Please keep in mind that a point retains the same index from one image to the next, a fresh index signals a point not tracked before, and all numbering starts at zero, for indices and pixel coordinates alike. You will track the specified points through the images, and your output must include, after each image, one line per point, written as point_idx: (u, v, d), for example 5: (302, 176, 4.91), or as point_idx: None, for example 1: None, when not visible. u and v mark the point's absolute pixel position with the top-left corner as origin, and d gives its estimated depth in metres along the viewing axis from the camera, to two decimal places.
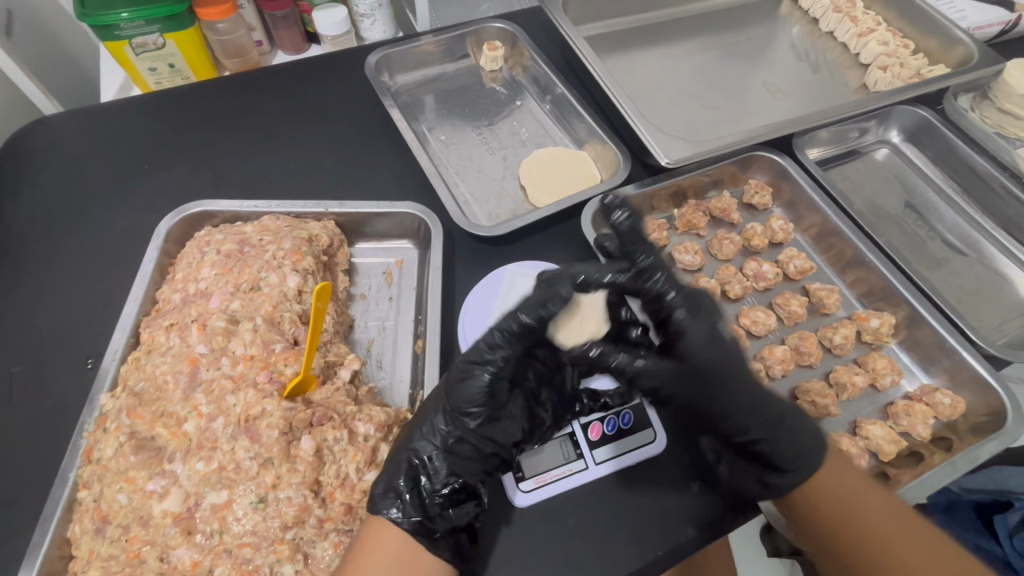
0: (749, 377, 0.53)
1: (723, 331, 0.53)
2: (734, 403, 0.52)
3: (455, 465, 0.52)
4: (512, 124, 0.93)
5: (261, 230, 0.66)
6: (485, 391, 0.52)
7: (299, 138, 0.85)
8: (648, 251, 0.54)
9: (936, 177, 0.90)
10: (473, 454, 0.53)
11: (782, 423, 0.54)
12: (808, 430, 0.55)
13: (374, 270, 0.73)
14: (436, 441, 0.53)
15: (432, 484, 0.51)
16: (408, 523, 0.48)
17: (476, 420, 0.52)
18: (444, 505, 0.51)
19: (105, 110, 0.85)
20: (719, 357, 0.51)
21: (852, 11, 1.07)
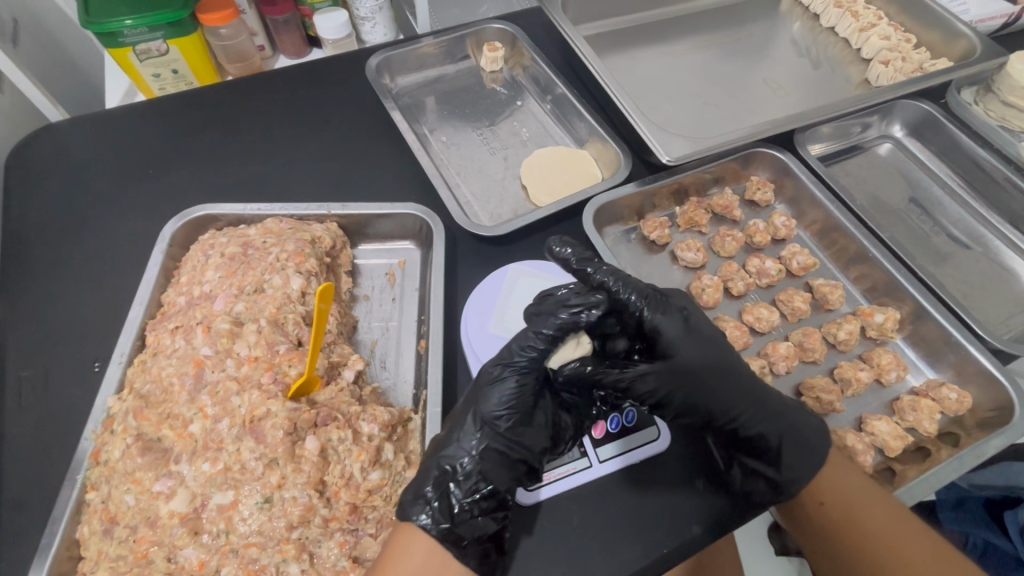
0: (738, 369, 0.54)
1: (701, 323, 0.54)
2: (726, 392, 0.53)
3: (487, 471, 0.51)
4: (512, 125, 0.93)
5: (264, 233, 0.66)
6: (512, 396, 0.51)
7: (300, 141, 0.85)
8: (604, 266, 0.56)
9: (940, 172, 0.89)
10: (504, 460, 0.51)
11: (776, 413, 0.54)
12: (807, 421, 0.56)
13: (377, 271, 0.73)
14: (468, 447, 0.51)
15: (462, 492, 0.50)
16: (436, 529, 0.48)
17: (506, 424, 0.51)
18: (472, 512, 0.50)
19: (110, 117, 0.86)
20: (700, 349, 0.52)
21: (852, 6, 1.06)
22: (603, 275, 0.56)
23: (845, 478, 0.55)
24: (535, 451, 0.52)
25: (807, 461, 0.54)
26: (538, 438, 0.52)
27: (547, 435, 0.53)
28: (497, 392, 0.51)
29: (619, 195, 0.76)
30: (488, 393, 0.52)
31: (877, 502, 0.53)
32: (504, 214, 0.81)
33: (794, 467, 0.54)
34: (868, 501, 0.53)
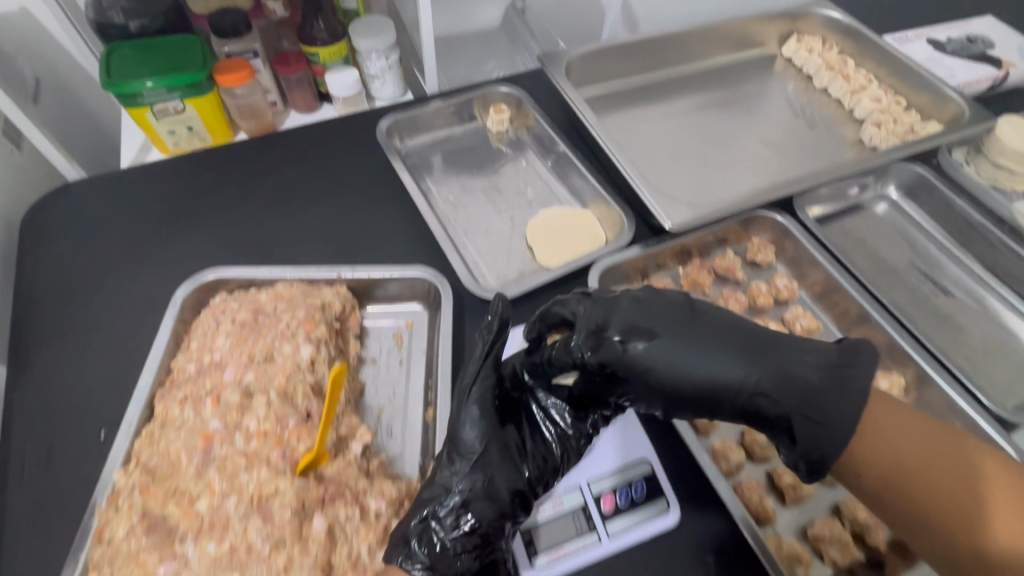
0: (707, 329, 0.52)
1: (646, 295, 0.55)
2: (699, 360, 0.50)
3: (465, 503, 0.53)
4: (518, 185, 0.95)
5: (275, 298, 0.67)
6: (478, 428, 0.56)
7: (311, 201, 0.87)
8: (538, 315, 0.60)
9: (935, 232, 0.91)
10: (483, 492, 0.53)
11: (796, 386, 0.49)
12: (830, 389, 0.49)
13: (384, 333, 0.73)
14: (447, 483, 0.54)
15: (443, 528, 0.51)
16: (417, 569, 0.49)
17: (478, 454, 0.55)
18: (454, 548, 0.51)
19: (126, 178, 0.88)
20: (654, 316, 0.53)
21: (843, 69, 1.11)
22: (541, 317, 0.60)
23: (893, 427, 0.47)
24: (513, 480, 0.55)
25: (834, 426, 0.48)
26: (512, 472, 0.55)
27: (524, 468, 0.56)
28: (465, 427, 0.57)
29: (623, 258, 0.77)
30: (462, 418, 0.57)
31: (924, 448, 0.46)
32: (509, 274, 0.82)
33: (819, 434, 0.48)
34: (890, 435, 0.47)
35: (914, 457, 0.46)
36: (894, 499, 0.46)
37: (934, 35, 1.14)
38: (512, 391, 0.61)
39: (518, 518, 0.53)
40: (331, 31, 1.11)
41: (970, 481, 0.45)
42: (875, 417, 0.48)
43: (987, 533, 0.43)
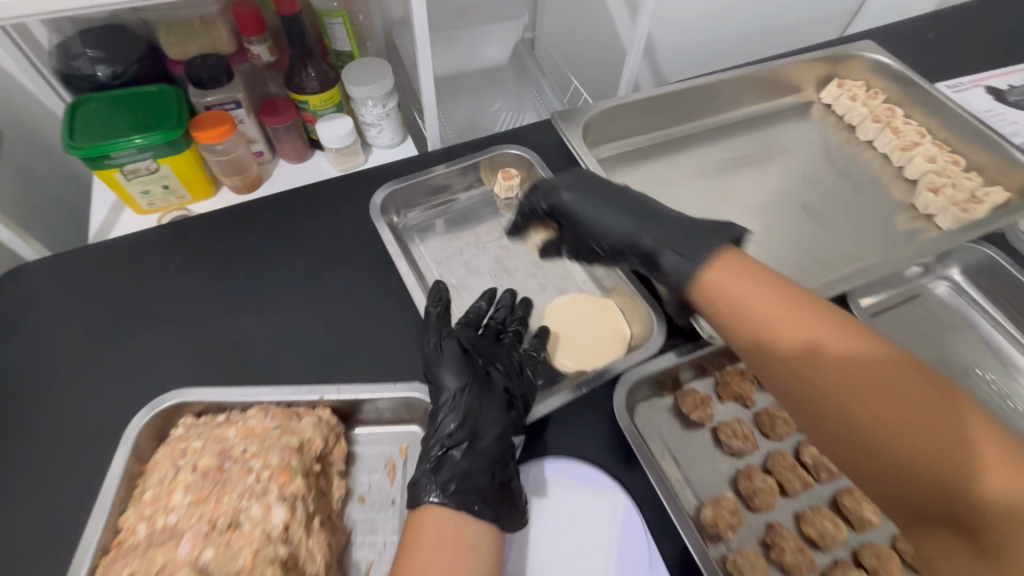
0: (614, 204, 0.69)
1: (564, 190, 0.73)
2: (633, 225, 0.67)
3: (470, 424, 0.59)
4: (530, 265, 0.85)
5: (245, 434, 0.57)
6: (455, 370, 0.62)
7: (296, 289, 0.77)
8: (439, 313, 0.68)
9: (1005, 322, 0.80)
10: (474, 423, 0.59)
11: (673, 231, 0.64)
12: (722, 238, 0.60)
13: (374, 462, 0.63)
14: (439, 418, 0.60)
15: (458, 454, 0.58)
16: (450, 501, 0.54)
17: (459, 389, 0.61)
18: (470, 474, 0.56)
19: (91, 261, 0.79)
20: (580, 203, 0.71)
21: (892, 121, 0.99)
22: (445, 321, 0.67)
23: (760, 311, 0.52)
24: (498, 415, 0.60)
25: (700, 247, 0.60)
26: (495, 410, 0.61)
27: (502, 401, 0.62)
28: (440, 377, 0.62)
29: (653, 368, 0.67)
30: (439, 361, 0.63)
31: (838, 340, 0.48)
32: None
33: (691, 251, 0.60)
34: (834, 356, 0.48)
35: (817, 359, 0.48)
36: (840, 427, 0.46)
37: (994, 82, 1.02)
38: (467, 343, 0.67)
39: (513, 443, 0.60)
40: (322, 77, 1.00)
41: (904, 390, 0.44)
42: (739, 303, 0.53)
43: (937, 440, 0.42)
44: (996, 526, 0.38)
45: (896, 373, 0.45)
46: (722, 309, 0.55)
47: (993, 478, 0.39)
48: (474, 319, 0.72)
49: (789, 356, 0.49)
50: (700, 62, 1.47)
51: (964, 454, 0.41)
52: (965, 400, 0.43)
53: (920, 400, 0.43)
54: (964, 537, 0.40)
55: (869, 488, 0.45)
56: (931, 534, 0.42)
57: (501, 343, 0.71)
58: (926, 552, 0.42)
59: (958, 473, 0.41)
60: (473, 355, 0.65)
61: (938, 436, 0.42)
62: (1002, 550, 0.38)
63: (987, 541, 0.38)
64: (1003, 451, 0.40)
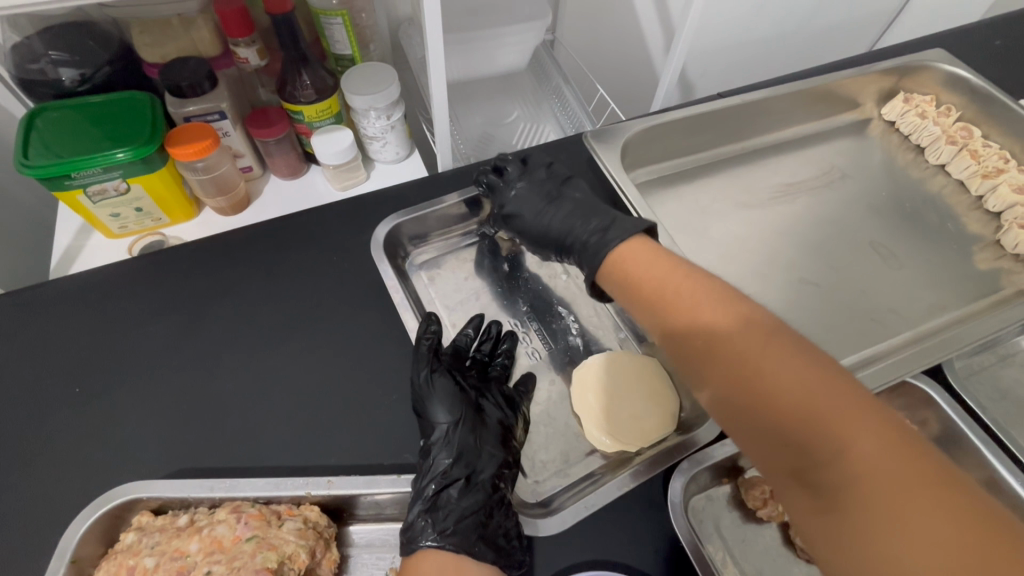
0: (557, 199, 0.70)
1: (510, 192, 0.71)
2: (567, 217, 0.68)
3: (465, 462, 0.54)
4: (558, 310, 0.73)
5: (211, 550, 0.46)
6: (447, 404, 0.56)
7: (283, 340, 0.66)
8: (432, 335, 0.62)
9: None
10: (469, 462, 0.55)
11: (604, 228, 0.65)
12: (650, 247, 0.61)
13: (375, 567, 0.53)
14: (434, 458, 0.54)
15: (454, 496, 0.53)
16: (448, 543, 0.51)
17: (450, 429, 0.55)
18: (465, 516, 0.52)
19: (46, 303, 0.67)
20: (525, 201, 0.71)
21: (969, 143, 0.87)
22: (433, 353, 0.61)
23: (653, 285, 0.57)
24: (495, 454, 0.56)
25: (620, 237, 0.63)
26: (492, 447, 0.56)
27: (500, 439, 0.57)
28: (433, 406, 0.56)
29: (711, 460, 0.55)
30: (430, 392, 0.57)
31: (776, 343, 0.48)
32: (550, 459, 0.61)
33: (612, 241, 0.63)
34: (760, 351, 0.48)
35: (749, 346, 0.48)
36: (756, 418, 0.46)
37: None
38: (458, 375, 0.61)
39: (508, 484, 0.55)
40: (319, 86, 0.88)
41: (790, 360, 0.47)
42: (633, 279, 0.59)
43: (802, 403, 0.44)
44: (845, 483, 0.40)
45: (769, 339, 0.48)
46: (623, 285, 0.60)
47: (848, 441, 0.41)
48: (463, 346, 0.66)
49: (716, 347, 0.50)
50: (736, 66, 1.34)
51: (832, 419, 0.42)
52: (830, 369, 0.46)
53: (788, 363, 0.46)
54: (814, 491, 0.42)
55: (746, 444, 0.48)
56: (800, 507, 0.43)
57: (488, 374, 0.65)
58: (789, 504, 0.44)
59: (820, 434, 0.42)
60: (465, 387, 0.60)
61: (800, 393, 0.44)
62: (842, 503, 0.40)
63: (826, 493, 0.41)
64: (859, 418, 0.42)
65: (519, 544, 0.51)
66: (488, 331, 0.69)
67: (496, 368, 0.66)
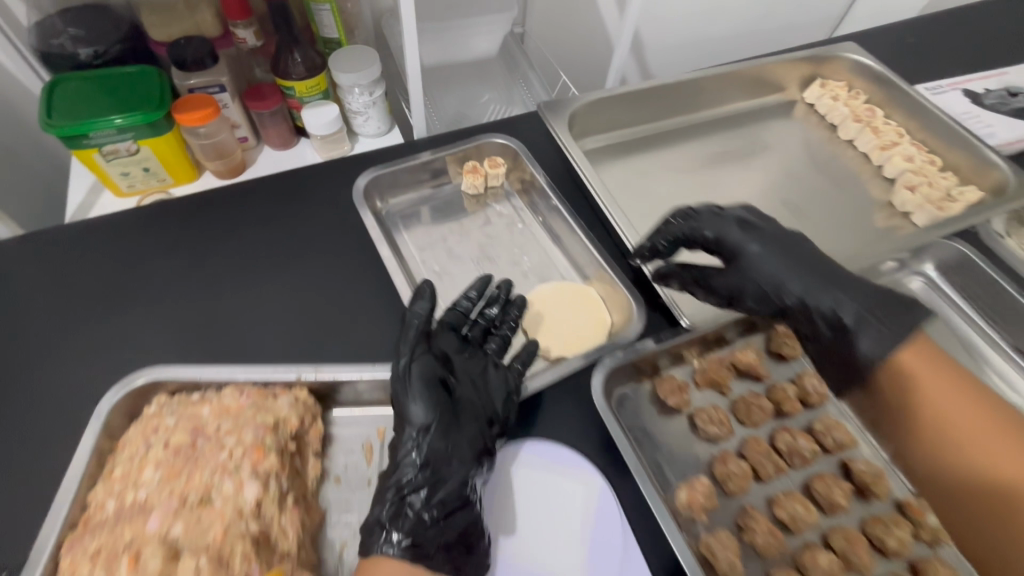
0: (800, 249, 0.66)
1: (750, 244, 0.66)
2: (783, 267, 0.65)
3: (434, 462, 0.55)
4: (513, 251, 0.84)
5: (220, 413, 0.56)
6: (423, 404, 0.57)
7: (275, 269, 0.76)
8: (425, 318, 0.61)
9: (974, 315, 0.82)
10: (439, 462, 0.56)
11: (858, 291, 0.63)
12: (893, 296, 0.62)
13: (352, 444, 0.63)
14: (405, 459, 0.56)
15: (419, 501, 0.55)
16: (403, 545, 0.53)
17: (425, 432, 0.56)
18: (430, 518, 0.55)
19: (66, 239, 0.77)
20: (761, 251, 0.66)
21: (872, 120, 1.01)
22: (421, 340, 0.60)
23: (928, 391, 0.58)
24: (465, 453, 0.57)
25: (899, 324, 0.60)
26: (468, 443, 0.57)
27: (477, 433, 0.58)
28: (410, 405, 0.57)
29: (635, 355, 0.66)
30: (407, 389, 0.58)
31: (937, 396, 0.58)
32: None
33: (893, 324, 0.60)
34: (944, 420, 0.57)
35: (944, 434, 0.58)
36: (954, 489, 0.57)
37: (971, 85, 1.04)
38: (447, 360, 0.62)
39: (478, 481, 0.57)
40: (308, 63, 0.99)
41: (955, 417, 0.57)
42: (907, 378, 0.59)
43: (990, 465, 0.55)
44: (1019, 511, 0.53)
45: (946, 371, 0.58)
46: (839, 355, 0.63)
47: (985, 455, 0.55)
48: (459, 320, 0.66)
49: (913, 389, 0.59)
50: (689, 62, 1.48)
51: (1011, 482, 0.53)
52: (944, 365, 0.58)
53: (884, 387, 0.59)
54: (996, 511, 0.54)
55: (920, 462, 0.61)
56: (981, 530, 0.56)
57: (485, 350, 0.65)
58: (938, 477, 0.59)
59: (1007, 497, 0.53)
60: (447, 379, 0.60)
61: (926, 408, 0.58)
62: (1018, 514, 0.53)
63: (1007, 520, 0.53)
64: (999, 435, 0.55)
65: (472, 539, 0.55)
66: (493, 296, 0.70)
67: (494, 341, 0.67)
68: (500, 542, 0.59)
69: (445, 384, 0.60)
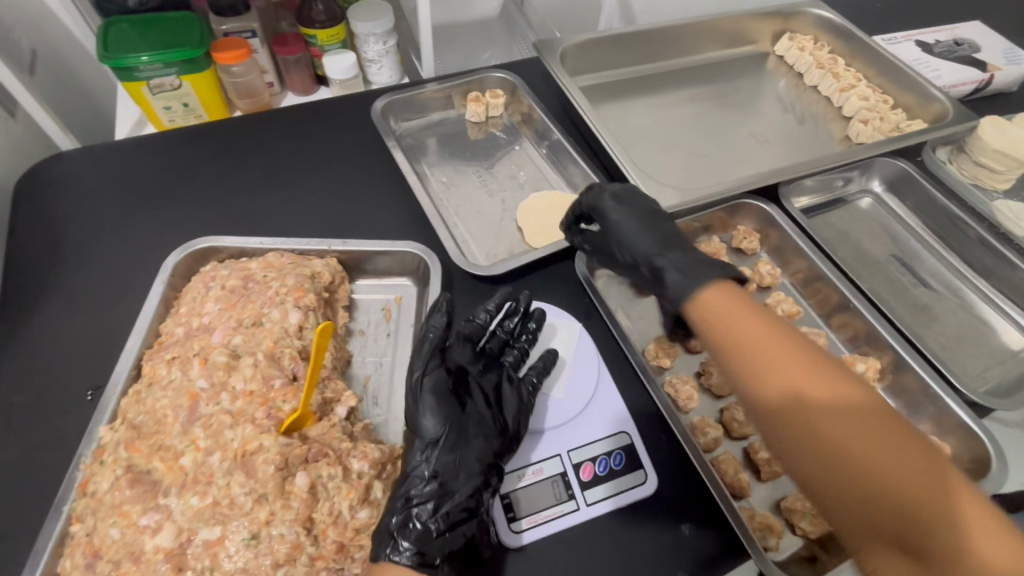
0: (670, 223, 0.69)
1: (619, 219, 0.68)
2: (659, 246, 0.65)
3: (445, 471, 0.56)
4: (511, 168, 0.96)
5: (265, 267, 0.68)
6: (438, 415, 0.58)
7: (303, 175, 0.87)
8: (436, 337, 0.62)
9: (915, 226, 0.94)
10: (452, 469, 0.56)
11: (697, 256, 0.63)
12: (816, 353, 0.49)
13: (373, 307, 0.75)
14: (417, 470, 0.56)
15: (427, 510, 0.54)
16: (408, 556, 0.50)
17: (439, 442, 0.57)
18: (439, 528, 0.53)
19: (121, 148, 0.88)
20: (636, 219, 0.68)
21: (834, 67, 1.13)
22: (432, 355, 0.62)
23: (887, 479, 0.42)
24: (479, 461, 0.57)
25: (793, 358, 0.48)
26: (482, 448, 0.58)
27: (490, 441, 0.58)
28: (424, 417, 0.58)
29: None
30: (419, 406, 0.59)
31: (883, 459, 0.43)
32: (499, 250, 0.83)
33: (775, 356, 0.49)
34: (895, 480, 0.42)
35: (883, 487, 0.42)
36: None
37: (923, 38, 1.16)
38: (463, 373, 0.63)
39: (493, 486, 0.56)
40: (329, 13, 1.12)
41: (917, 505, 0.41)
42: (825, 442, 0.45)
43: (904, 489, 0.41)
44: (961, 550, 0.38)
45: (900, 425, 0.44)
46: (788, 435, 0.47)
47: (950, 525, 0.39)
48: (474, 334, 0.66)
49: (871, 498, 0.42)
50: None
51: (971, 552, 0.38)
52: (902, 434, 0.44)
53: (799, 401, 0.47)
54: (917, 561, 0.40)
55: (834, 508, 0.44)
56: None
57: (501, 363, 0.67)
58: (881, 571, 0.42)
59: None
60: (461, 392, 0.61)
61: (914, 519, 0.40)
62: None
63: (934, 558, 0.39)
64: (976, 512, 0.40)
65: (486, 540, 0.54)
66: (511, 307, 0.70)
67: (510, 354, 0.68)
68: (545, 396, 0.66)
69: (458, 393, 0.61)
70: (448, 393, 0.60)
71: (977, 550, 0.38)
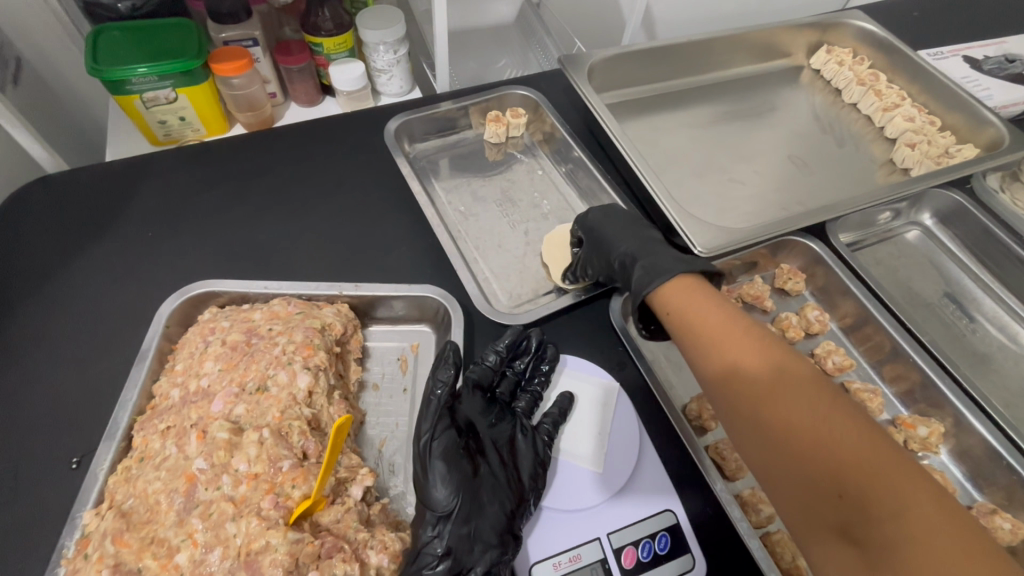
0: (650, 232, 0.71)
1: (602, 223, 0.72)
2: (634, 245, 0.67)
3: (458, 545, 0.51)
4: (533, 196, 0.89)
5: (270, 318, 0.61)
6: (448, 482, 0.53)
7: (310, 205, 0.80)
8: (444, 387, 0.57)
9: (969, 262, 0.87)
10: (466, 542, 0.51)
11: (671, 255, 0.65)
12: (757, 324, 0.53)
13: (388, 356, 0.68)
14: (428, 543, 0.51)
15: None
16: None
17: (451, 514, 0.52)
18: None
19: (112, 171, 0.80)
20: (616, 223, 0.71)
21: (875, 84, 1.06)
22: (440, 407, 0.56)
23: (813, 431, 0.44)
24: (495, 531, 0.52)
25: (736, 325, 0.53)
26: (497, 515, 0.52)
27: (505, 507, 0.53)
28: (433, 487, 0.52)
29: None
30: (428, 474, 0.53)
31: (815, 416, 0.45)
32: (523, 292, 0.76)
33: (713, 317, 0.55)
34: (825, 437, 0.43)
35: (811, 441, 0.44)
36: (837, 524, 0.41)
37: (970, 53, 1.09)
38: (472, 428, 0.58)
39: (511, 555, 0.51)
40: (336, 20, 1.04)
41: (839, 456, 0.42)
42: (763, 399, 0.47)
43: (833, 441, 0.43)
44: (901, 538, 0.38)
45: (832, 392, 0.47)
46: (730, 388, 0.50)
47: (867, 480, 0.41)
48: (484, 382, 0.61)
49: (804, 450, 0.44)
50: None
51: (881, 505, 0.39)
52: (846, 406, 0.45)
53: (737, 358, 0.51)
54: (859, 548, 0.40)
55: (782, 492, 0.45)
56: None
57: (513, 412, 0.62)
58: (829, 565, 0.41)
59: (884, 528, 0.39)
60: (471, 451, 0.56)
61: (835, 470, 0.42)
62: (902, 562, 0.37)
63: (877, 550, 0.39)
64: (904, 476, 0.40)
65: None
66: (522, 346, 0.65)
67: (522, 401, 0.63)
68: (552, 458, 0.61)
69: (469, 449, 0.56)
70: (459, 453, 0.54)
71: (894, 504, 0.39)
